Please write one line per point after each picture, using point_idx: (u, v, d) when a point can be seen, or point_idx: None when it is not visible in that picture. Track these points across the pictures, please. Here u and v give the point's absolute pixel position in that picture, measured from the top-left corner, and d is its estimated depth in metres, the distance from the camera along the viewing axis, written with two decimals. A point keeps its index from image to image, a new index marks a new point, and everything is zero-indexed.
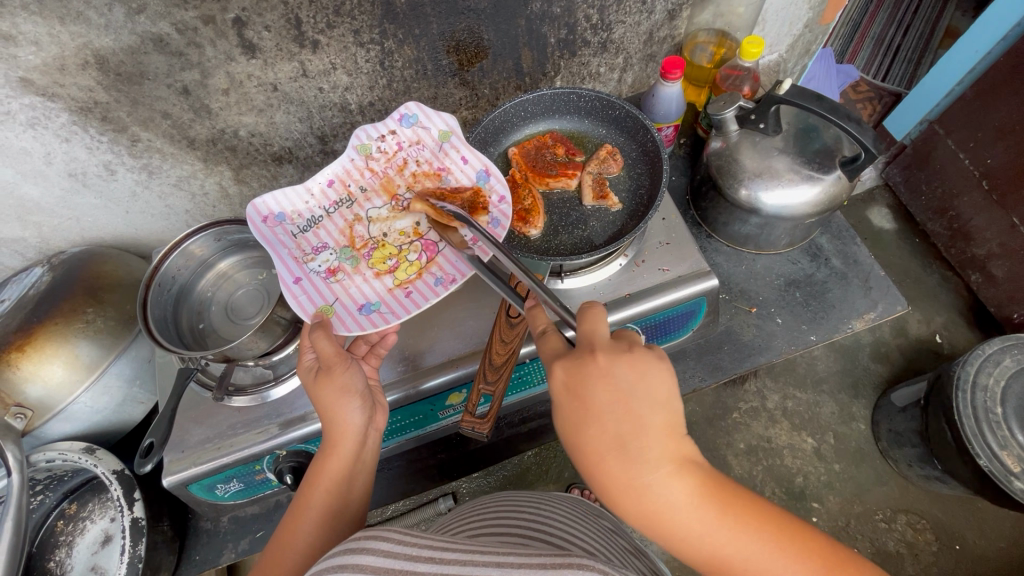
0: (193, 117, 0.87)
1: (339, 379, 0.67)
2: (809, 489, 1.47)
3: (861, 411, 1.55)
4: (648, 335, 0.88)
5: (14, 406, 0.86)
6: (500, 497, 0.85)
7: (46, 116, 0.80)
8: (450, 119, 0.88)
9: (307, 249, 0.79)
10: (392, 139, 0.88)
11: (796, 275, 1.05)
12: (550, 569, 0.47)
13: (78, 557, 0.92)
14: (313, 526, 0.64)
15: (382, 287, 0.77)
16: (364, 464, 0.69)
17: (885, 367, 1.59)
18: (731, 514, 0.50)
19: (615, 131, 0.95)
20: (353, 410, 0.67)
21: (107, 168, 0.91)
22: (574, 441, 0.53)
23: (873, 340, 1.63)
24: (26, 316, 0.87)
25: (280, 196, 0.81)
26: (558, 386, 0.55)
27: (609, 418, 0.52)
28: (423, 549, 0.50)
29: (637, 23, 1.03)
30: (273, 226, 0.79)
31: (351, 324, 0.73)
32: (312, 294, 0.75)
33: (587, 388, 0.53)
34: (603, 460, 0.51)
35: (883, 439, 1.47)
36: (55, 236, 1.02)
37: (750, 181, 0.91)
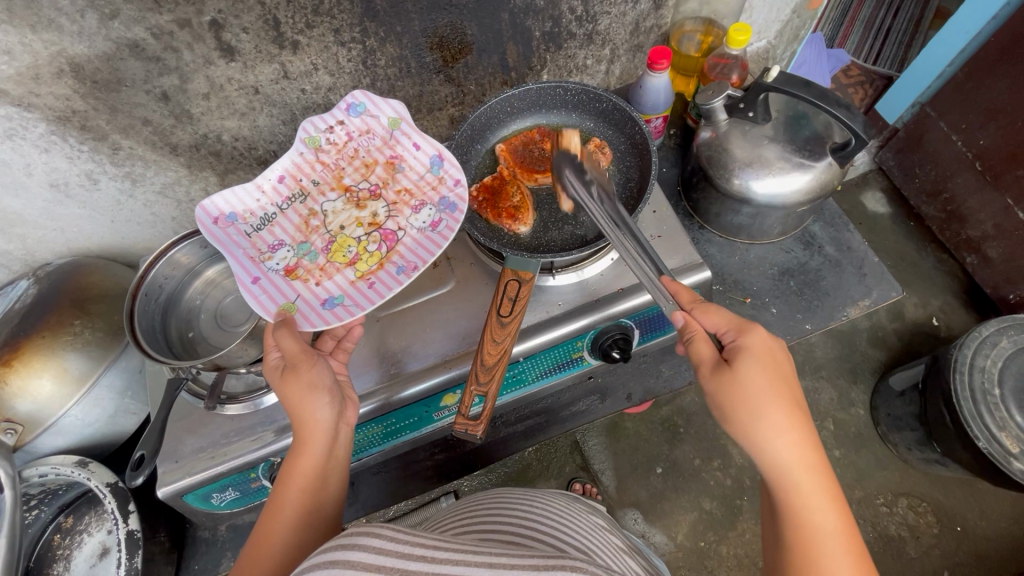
0: (174, 123, 0.85)
1: (304, 377, 0.67)
2: None
3: (859, 396, 1.55)
4: (641, 329, 0.87)
5: (4, 422, 0.85)
6: (494, 495, 0.84)
7: (23, 126, 0.79)
8: (397, 105, 0.87)
9: (263, 248, 0.79)
10: (341, 129, 0.87)
11: (790, 263, 1.04)
12: (544, 571, 0.47)
13: (77, 569, 0.92)
14: (290, 526, 0.63)
15: (344, 280, 0.77)
16: (337, 461, 0.69)
17: (881, 351, 1.60)
18: (847, 528, 0.54)
19: (602, 124, 0.93)
20: (322, 407, 0.67)
21: (89, 178, 0.90)
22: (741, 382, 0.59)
23: (870, 325, 1.64)
24: (12, 329, 0.87)
25: (228, 194, 0.79)
26: (750, 341, 0.61)
27: (786, 385, 0.59)
28: (414, 548, 0.49)
29: (623, 13, 1.01)
30: (225, 227, 0.78)
31: (316, 320, 0.73)
32: (273, 292, 0.75)
33: (778, 356, 0.61)
34: (766, 425, 0.57)
35: (883, 424, 1.48)
36: (41, 247, 1.00)
37: (741, 170, 0.90)
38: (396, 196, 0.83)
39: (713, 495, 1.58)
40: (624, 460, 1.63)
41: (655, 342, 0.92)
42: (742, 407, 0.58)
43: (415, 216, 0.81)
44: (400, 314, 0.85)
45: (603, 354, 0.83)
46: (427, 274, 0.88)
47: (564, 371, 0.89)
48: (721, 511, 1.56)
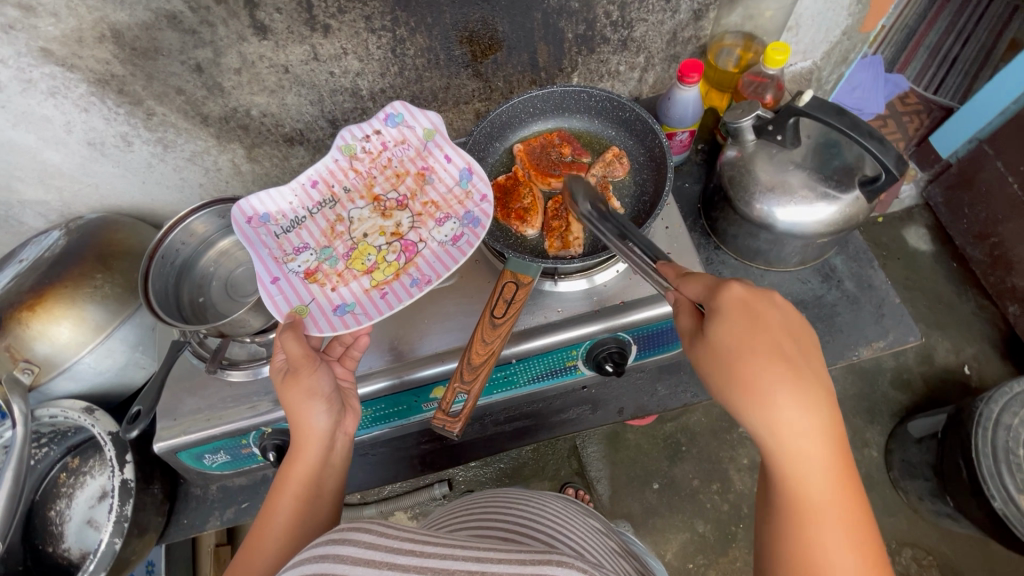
0: (207, 94, 0.89)
1: (304, 383, 0.68)
2: None
3: (874, 437, 1.57)
4: (639, 344, 0.86)
5: (23, 361, 0.87)
6: (490, 497, 0.83)
7: (65, 86, 0.82)
8: (434, 117, 0.89)
9: (288, 250, 0.81)
10: (377, 139, 0.90)
11: (805, 295, 0.97)
12: (531, 565, 0.48)
13: (77, 508, 0.97)
14: (280, 532, 0.64)
15: (359, 288, 0.77)
16: (330, 469, 0.70)
17: (905, 395, 1.60)
18: (843, 482, 0.51)
19: (624, 133, 0.90)
20: (318, 415, 0.68)
21: (124, 140, 0.94)
22: (722, 348, 0.54)
23: (895, 366, 1.64)
24: (38, 277, 0.89)
25: (265, 196, 0.83)
26: (733, 299, 0.55)
27: (778, 338, 0.53)
28: (402, 542, 0.49)
29: (661, 21, 0.99)
30: (257, 227, 0.81)
31: (324, 325, 0.73)
32: (289, 294, 0.76)
33: (769, 316, 0.54)
34: (755, 398, 0.52)
35: (895, 469, 1.50)
36: (76, 201, 1.04)
37: (762, 196, 0.88)
38: (422, 208, 0.84)
39: (708, 518, 1.56)
40: (620, 472, 1.63)
41: (653, 358, 0.90)
42: (729, 375, 0.53)
43: (437, 228, 0.81)
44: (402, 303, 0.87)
45: (596, 365, 0.83)
46: None
47: (556, 377, 0.88)
48: (715, 535, 1.54)
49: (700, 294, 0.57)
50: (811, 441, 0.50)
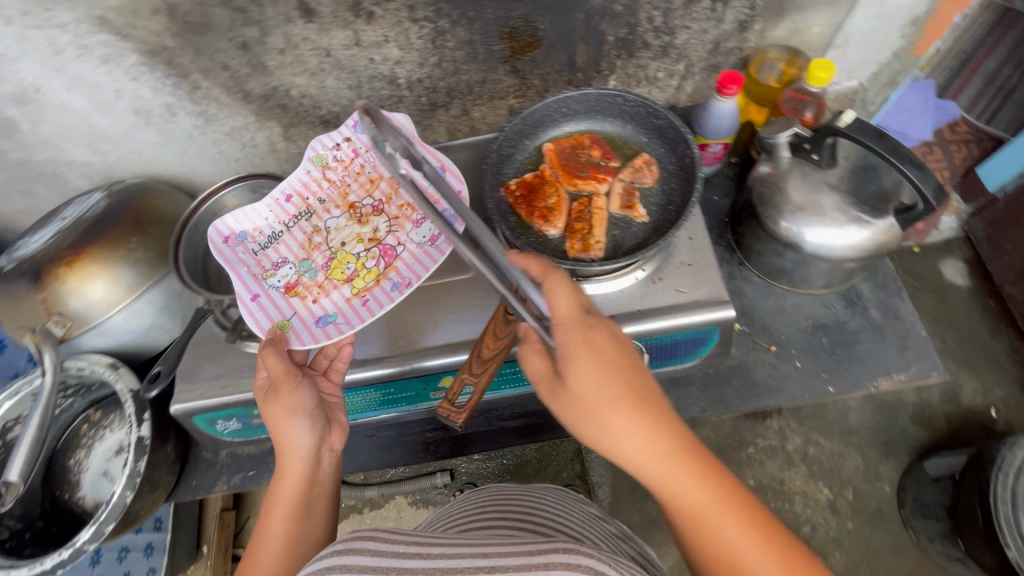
0: (250, 72, 0.91)
1: (284, 400, 0.72)
2: (815, 540, 1.54)
3: (888, 471, 1.57)
4: (652, 354, 0.85)
5: (56, 314, 0.90)
6: (486, 492, 0.83)
7: (118, 54, 0.85)
8: (402, 116, 0.92)
9: (267, 265, 0.87)
10: (347, 147, 0.96)
11: (826, 319, 0.95)
12: (536, 555, 0.48)
13: (94, 459, 1.01)
14: (273, 552, 0.68)
15: (340, 297, 0.84)
16: (319, 484, 0.74)
17: (925, 432, 1.57)
18: (717, 481, 0.54)
19: (656, 140, 0.89)
20: (301, 431, 0.72)
21: (168, 110, 0.97)
22: (572, 397, 0.57)
23: (916, 402, 1.61)
24: (78, 236, 0.92)
25: (239, 215, 0.89)
26: (568, 337, 0.58)
27: (615, 365, 0.56)
28: (409, 546, 0.51)
29: (704, 30, 0.98)
30: (234, 246, 0.87)
31: (306, 337, 0.79)
32: (270, 309, 0.82)
33: (602, 344, 0.57)
34: (607, 433, 0.55)
35: (907, 507, 1.49)
36: (119, 165, 1.08)
37: (791, 215, 0.86)
38: (398, 212, 0.91)
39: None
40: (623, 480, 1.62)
41: (665, 369, 0.89)
42: (584, 419, 0.56)
43: (414, 230, 0.89)
44: (420, 290, 0.88)
45: None
46: (452, 258, 0.90)
47: None
48: None
49: (557, 326, 0.59)
50: (669, 462, 0.54)
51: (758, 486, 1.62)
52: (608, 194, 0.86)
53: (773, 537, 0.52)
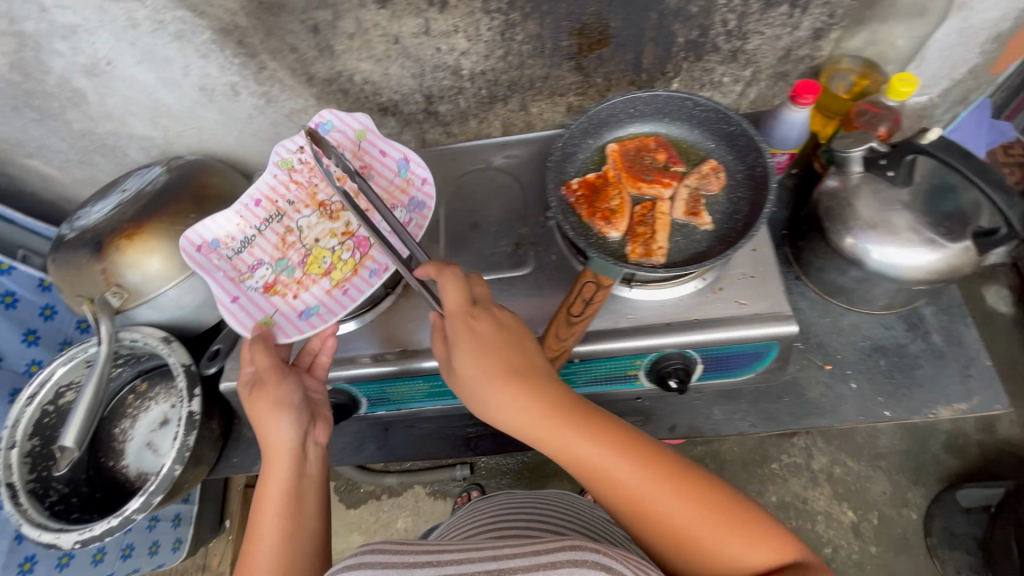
0: (317, 55, 0.91)
1: (269, 395, 0.74)
2: (834, 561, 1.51)
3: (916, 498, 1.54)
4: (705, 365, 0.84)
5: (115, 285, 0.91)
6: (498, 499, 0.86)
7: (192, 31, 0.86)
8: (363, 119, 0.96)
9: (243, 269, 0.88)
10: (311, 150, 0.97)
11: (885, 340, 0.92)
12: (547, 556, 0.48)
13: (139, 429, 1.02)
14: (268, 549, 0.67)
15: (321, 291, 0.87)
16: (309, 477, 0.74)
17: (957, 461, 1.56)
18: (602, 429, 0.64)
19: (725, 146, 0.87)
20: (285, 425, 0.73)
21: (233, 89, 0.97)
22: (465, 380, 0.67)
23: (949, 429, 1.58)
24: (139, 209, 0.94)
25: (209, 223, 0.89)
26: (456, 326, 0.68)
27: (499, 347, 0.67)
28: (418, 555, 0.50)
29: (777, 36, 0.95)
30: (207, 253, 0.88)
31: (291, 330, 0.82)
32: (252, 308, 0.83)
33: (483, 330, 0.67)
34: (498, 406, 0.65)
35: (934, 535, 1.47)
36: (178, 140, 1.09)
37: (858, 231, 0.84)
38: None
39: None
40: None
41: (716, 381, 0.87)
42: (476, 396, 0.66)
43: (386, 221, 0.89)
44: None
45: (659, 379, 0.82)
46: (508, 254, 0.90)
47: (613, 385, 0.86)
48: None
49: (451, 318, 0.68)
50: (555, 423, 0.64)
51: (780, 504, 1.60)
52: (671, 199, 0.84)
53: (655, 464, 0.62)
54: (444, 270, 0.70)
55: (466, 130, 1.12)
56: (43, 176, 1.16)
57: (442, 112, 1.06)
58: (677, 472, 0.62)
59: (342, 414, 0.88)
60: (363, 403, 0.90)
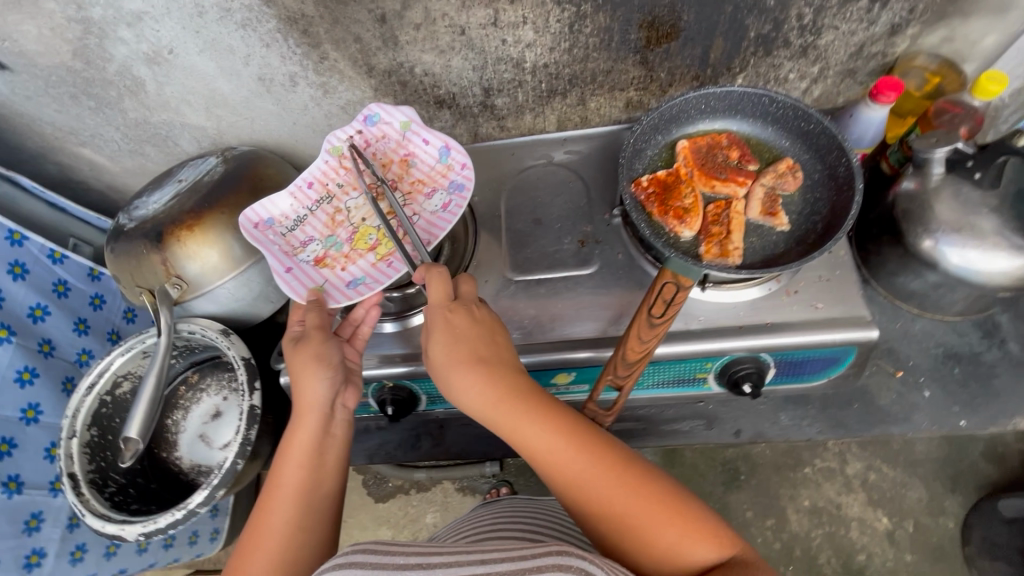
0: (381, 45, 0.89)
1: (311, 351, 0.74)
2: (869, 569, 1.50)
3: (953, 507, 1.52)
4: (777, 370, 0.81)
5: (174, 276, 0.90)
6: (496, 506, 0.85)
7: (258, 20, 0.84)
8: (409, 109, 0.93)
9: (295, 244, 0.86)
10: (358, 138, 0.93)
11: (959, 348, 0.90)
12: (532, 559, 0.49)
13: (191, 422, 1.02)
14: (288, 501, 0.68)
15: (367, 264, 0.84)
16: (335, 439, 0.73)
17: (996, 469, 1.53)
18: (566, 424, 0.65)
19: (800, 145, 0.85)
20: (320, 384, 0.73)
21: (291, 79, 0.96)
22: (435, 369, 0.69)
23: (990, 438, 1.56)
24: (198, 199, 0.93)
25: (265, 202, 0.88)
26: (431, 319, 0.70)
27: (471, 339, 0.69)
28: (408, 557, 0.51)
29: (852, 32, 0.92)
30: (263, 230, 0.86)
31: (342, 297, 0.80)
32: (304, 279, 0.82)
33: (455, 321, 0.69)
34: (461, 393, 0.67)
35: (972, 545, 1.44)
36: (230, 131, 1.08)
37: (938, 233, 0.81)
38: (410, 187, 0.89)
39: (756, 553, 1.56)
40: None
41: (787, 387, 0.84)
42: (444, 382, 0.69)
43: (427, 201, 0.88)
44: (540, 283, 0.86)
45: (732, 383, 0.79)
46: (573, 253, 0.88)
47: (681, 388, 0.84)
48: None
49: (430, 308, 0.71)
50: (522, 414, 0.65)
51: (814, 509, 1.58)
52: (748, 198, 0.82)
53: (613, 462, 0.63)
54: (429, 267, 0.73)
55: (520, 124, 1.09)
56: (92, 165, 1.16)
57: (499, 106, 1.04)
58: (637, 471, 0.62)
59: (401, 411, 0.86)
60: (423, 401, 0.89)
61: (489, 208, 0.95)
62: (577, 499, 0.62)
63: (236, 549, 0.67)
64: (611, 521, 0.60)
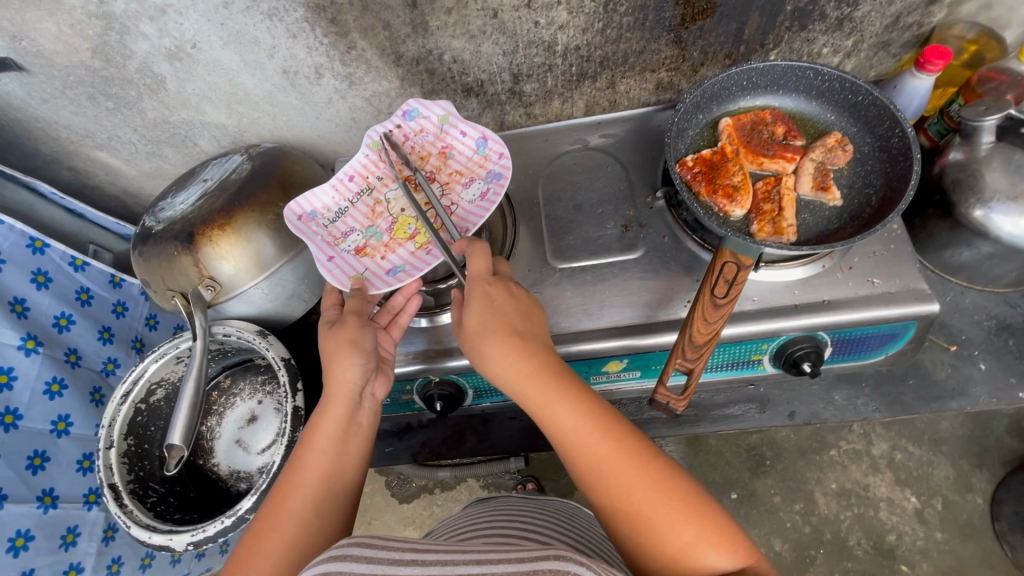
0: (410, 32, 0.87)
1: (347, 335, 0.71)
2: (900, 549, 1.48)
3: (980, 483, 1.51)
4: (834, 348, 0.79)
5: (207, 278, 0.87)
6: (489, 502, 0.81)
7: (285, 9, 0.82)
8: (447, 102, 0.92)
9: (337, 234, 0.85)
10: (397, 131, 0.92)
11: (1012, 319, 0.89)
12: (531, 563, 0.45)
13: (226, 427, 1.01)
14: (309, 485, 0.67)
15: (406, 252, 0.82)
16: (360, 428, 0.72)
17: (1021, 443, 1.52)
18: (595, 404, 0.63)
19: (847, 118, 0.83)
20: (353, 369, 0.70)
21: (317, 71, 0.93)
22: (468, 339, 0.67)
23: (1015, 413, 1.56)
24: (228, 198, 0.90)
25: (309, 195, 0.87)
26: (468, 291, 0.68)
27: (507, 313, 0.67)
28: (403, 553, 0.48)
29: (890, 1, 0.89)
30: (307, 222, 0.86)
31: (381, 284, 0.79)
32: (346, 268, 0.81)
33: (496, 294, 0.68)
34: (492, 364, 0.66)
35: (1003, 520, 1.42)
36: (251, 128, 1.05)
37: (989, 202, 0.79)
38: (448, 177, 0.87)
39: (787, 538, 1.54)
40: (699, 476, 1.61)
41: (843, 365, 0.83)
42: (474, 354, 0.67)
43: (465, 191, 0.85)
44: (585, 270, 0.84)
45: (790, 364, 0.77)
46: (617, 238, 0.86)
47: (735, 371, 0.82)
48: (792, 556, 1.52)
49: (469, 281, 0.69)
50: (554, 386, 0.63)
51: (842, 491, 1.56)
52: (798, 174, 0.80)
53: (638, 450, 0.61)
54: (471, 241, 0.72)
55: (548, 111, 1.07)
56: (109, 169, 1.13)
57: (527, 92, 1.01)
58: (661, 466, 0.60)
59: (449, 407, 0.84)
60: (469, 395, 0.87)
61: (526, 196, 0.93)
62: (598, 483, 0.60)
63: (249, 530, 0.65)
64: (629, 511, 0.58)
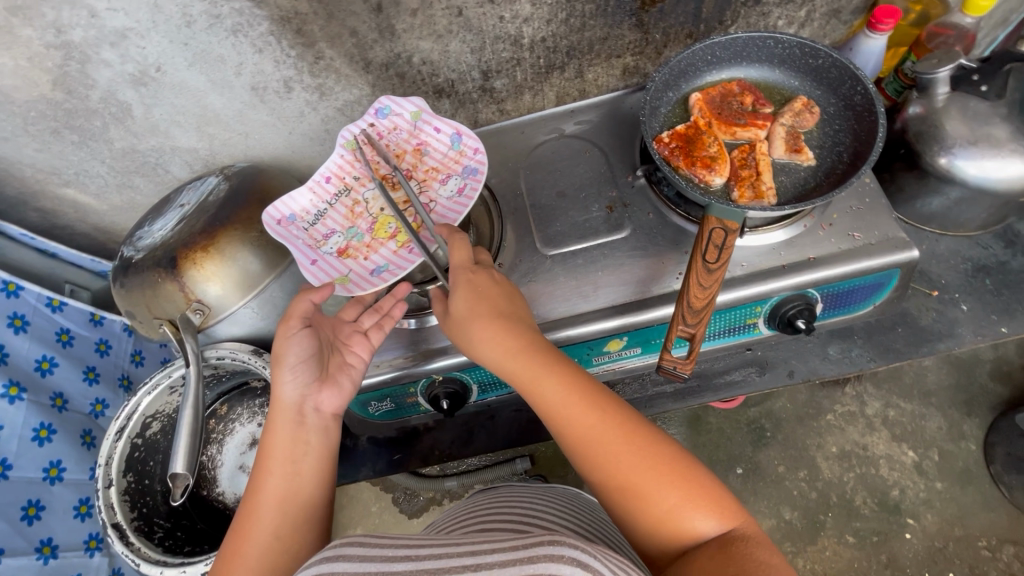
0: (377, 37, 0.87)
1: (274, 349, 0.70)
2: (904, 504, 1.50)
3: (972, 430, 1.55)
4: (825, 305, 0.82)
5: (194, 302, 0.84)
6: (486, 493, 0.80)
7: (250, 24, 0.81)
8: (418, 100, 0.93)
9: (318, 237, 0.84)
10: (371, 131, 0.91)
11: (986, 260, 0.93)
12: (524, 549, 0.44)
13: (228, 454, 1.00)
14: (268, 505, 0.66)
15: (389, 252, 0.82)
16: (310, 445, 0.69)
17: (1004, 387, 1.58)
18: (577, 378, 0.63)
19: (811, 83, 0.86)
20: (286, 383, 0.70)
21: (286, 85, 0.93)
22: (458, 324, 0.67)
23: (995, 358, 1.61)
24: (208, 219, 0.89)
25: (287, 198, 0.87)
26: (456, 278, 0.68)
27: (492, 296, 0.67)
28: (397, 548, 0.46)
29: None
30: (287, 226, 0.85)
31: (364, 284, 0.78)
32: (329, 269, 0.80)
33: (481, 281, 0.68)
34: (480, 346, 0.66)
35: (997, 463, 1.46)
36: (223, 150, 1.04)
37: (952, 149, 0.82)
38: (425, 174, 0.87)
39: (796, 506, 1.55)
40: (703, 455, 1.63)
41: (833, 320, 0.85)
42: (462, 339, 0.67)
43: (443, 187, 0.86)
44: (575, 254, 0.85)
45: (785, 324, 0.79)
46: (603, 219, 0.87)
47: (732, 336, 0.84)
48: (802, 523, 1.53)
49: (454, 270, 0.69)
50: (538, 363, 0.64)
51: (842, 453, 1.59)
52: (771, 140, 0.82)
53: (622, 420, 0.61)
54: (453, 232, 0.72)
55: (520, 106, 1.08)
56: (78, 206, 1.10)
57: (498, 88, 1.02)
58: (645, 434, 0.60)
59: (455, 405, 0.83)
60: (474, 391, 0.86)
61: (509, 189, 0.93)
62: (583, 455, 0.60)
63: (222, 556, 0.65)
64: (617, 481, 0.58)
